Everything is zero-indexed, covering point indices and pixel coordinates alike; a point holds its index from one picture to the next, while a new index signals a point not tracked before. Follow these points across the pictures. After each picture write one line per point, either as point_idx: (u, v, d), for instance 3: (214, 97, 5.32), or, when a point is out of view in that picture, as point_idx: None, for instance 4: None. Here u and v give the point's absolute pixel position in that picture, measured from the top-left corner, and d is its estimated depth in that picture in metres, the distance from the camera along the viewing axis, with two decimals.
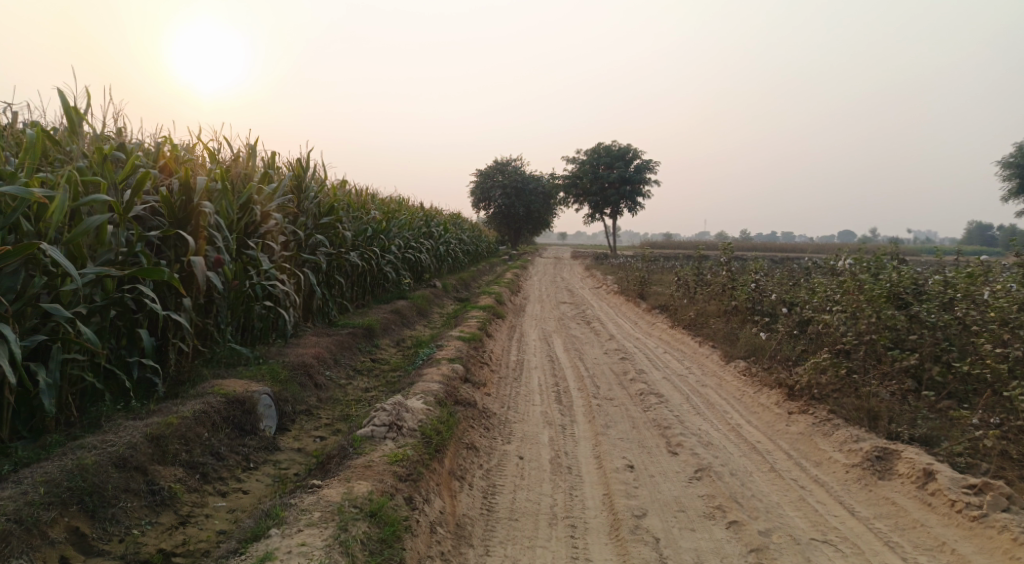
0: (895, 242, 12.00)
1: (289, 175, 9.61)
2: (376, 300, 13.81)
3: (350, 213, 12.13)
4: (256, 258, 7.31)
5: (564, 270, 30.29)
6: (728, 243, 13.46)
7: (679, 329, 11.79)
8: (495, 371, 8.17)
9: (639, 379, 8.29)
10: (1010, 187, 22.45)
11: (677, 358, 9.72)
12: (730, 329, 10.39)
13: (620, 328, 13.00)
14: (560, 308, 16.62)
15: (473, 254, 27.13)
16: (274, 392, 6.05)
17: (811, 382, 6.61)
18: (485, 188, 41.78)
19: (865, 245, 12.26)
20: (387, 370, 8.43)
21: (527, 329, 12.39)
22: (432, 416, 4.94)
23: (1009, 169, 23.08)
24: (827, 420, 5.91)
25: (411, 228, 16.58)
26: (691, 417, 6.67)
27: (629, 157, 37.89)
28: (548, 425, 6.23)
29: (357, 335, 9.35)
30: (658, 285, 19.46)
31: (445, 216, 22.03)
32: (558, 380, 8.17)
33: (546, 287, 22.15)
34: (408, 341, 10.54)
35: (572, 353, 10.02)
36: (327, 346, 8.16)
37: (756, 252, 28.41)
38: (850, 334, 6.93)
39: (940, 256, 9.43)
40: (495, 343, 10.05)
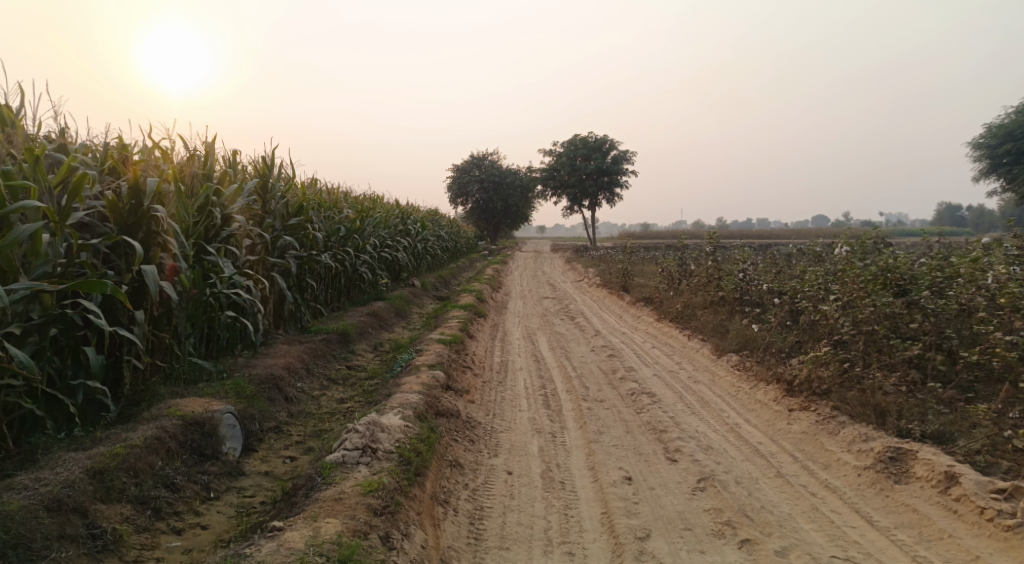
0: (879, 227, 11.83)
1: (254, 174, 9.07)
2: (352, 301, 13.30)
3: (321, 212, 11.60)
4: (216, 265, 6.80)
5: (544, 263, 29.88)
6: (712, 233, 13.20)
7: (666, 322, 11.48)
8: (478, 375, 7.75)
9: (629, 378, 7.94)
10: (982, 168, 22.53)
11: (666, 354, 9.39)
12: (719, 321, 10.10)
13: (606, 323, 12.66)
14: (542, 303, 16.25)
15: (452, 251, 26.64)
16: (239, 410, 5.56)
17: (811, 376, 6.30)
18: (462, 182, 41.20)
19: (850, 232, 12.07)
20: (364, 379, 7.97)
21: (510, 327, 11.98)
22: (411, 435, 4.51)
23: (978, 152, 23.23)
24: (831, 417, 5.61)
25: (387, 225, 16.06)
26: (688, 418, 6.32)
27: (606, 148, 37.62)
28: (537, 433, 5.85)
29: (331, 341, 8.86)
30: (640, 276, 19.19)
31: (421, 212, 21.50)
32: (545, 381, 7.78)
33: (527, 282, 21.77)
34: (385, 344, 10.07)
35: (558, 351, 9.65)
36: (299, 355, 7.66)
37: (734, 241, 28.36)
38: (848, 325, 6.64)
39: (928, 239, 9.25)
40: (477, 343, 9.63)
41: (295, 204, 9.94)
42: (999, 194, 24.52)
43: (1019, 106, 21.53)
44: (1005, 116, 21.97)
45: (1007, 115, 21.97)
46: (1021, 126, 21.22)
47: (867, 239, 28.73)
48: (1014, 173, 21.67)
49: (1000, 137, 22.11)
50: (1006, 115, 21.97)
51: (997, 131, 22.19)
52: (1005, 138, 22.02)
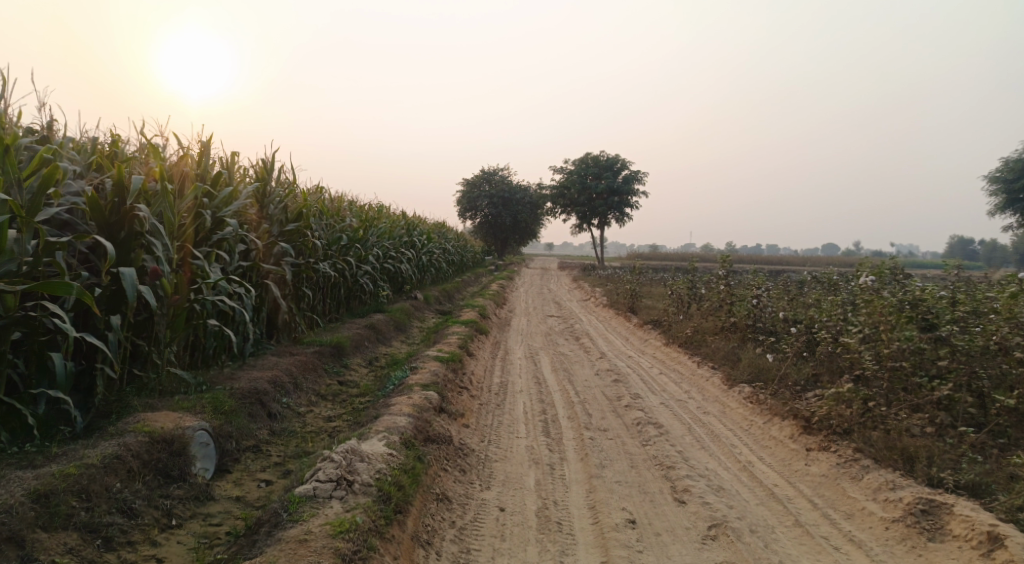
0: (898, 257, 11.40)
1: (253, 178, 8.82)
2: (351, 313, 12.95)
3: (323, 221, 11.29)
4: (203, 271, 6.49)
5: (551, 281, 29.48)
6: (724, 256, 12.80)
7: (674, 347, 11.05)
8: (475, 397, 7.35)
9: (635, 406, 7.51)
10: (997, 202, 22.06)
11: (674, 381, 8.96)
12: (730, 348, 9.67)
13: (612, 345, 12.23)
14: (547, 322, 15.85)
15: (458, 265, 26.33)
16: (214, 427, 5.18)
17: (831, 413, 5.87)
18: (471, 197, 41.01)
19: (869, 261, 11.63)
20: (355, 396, 7.57)
21: (512, 346, 11.58)
22: (393, 465, 4.12)
23: (994, 185, 22.77)
24: (853, 460, 5.16)
25: (392, 237, 15.76)
26: (697, 454, 5.89)
27: (617, 168, 37.37)
28: (533, 464, 5.44)
29: (323, 354, 8.48)
30: (648, 298, 18.76)
31: (428, 225, 21.21)
32: (546, 406, 7.37)
33: (532, 299, 21.36)
34: (381, 359, 9.69)
35: (560, 373, 9.23)
36: (288, 369, 7.28)
37: (743, 266, 27.92)
38: (871, 359, 6.21)
39: (951, 271, 8.81)
40: (477, 362, 9.23)
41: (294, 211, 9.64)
42: (1016, 228, 23.99)
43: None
44: (1023, 150, 21.54)
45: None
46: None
47: (879, 269, 28.21)
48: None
49: (1016, 171, 21.66)
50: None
51: (1014, 165, 21.73)
52: (1021, 173, 21.56)
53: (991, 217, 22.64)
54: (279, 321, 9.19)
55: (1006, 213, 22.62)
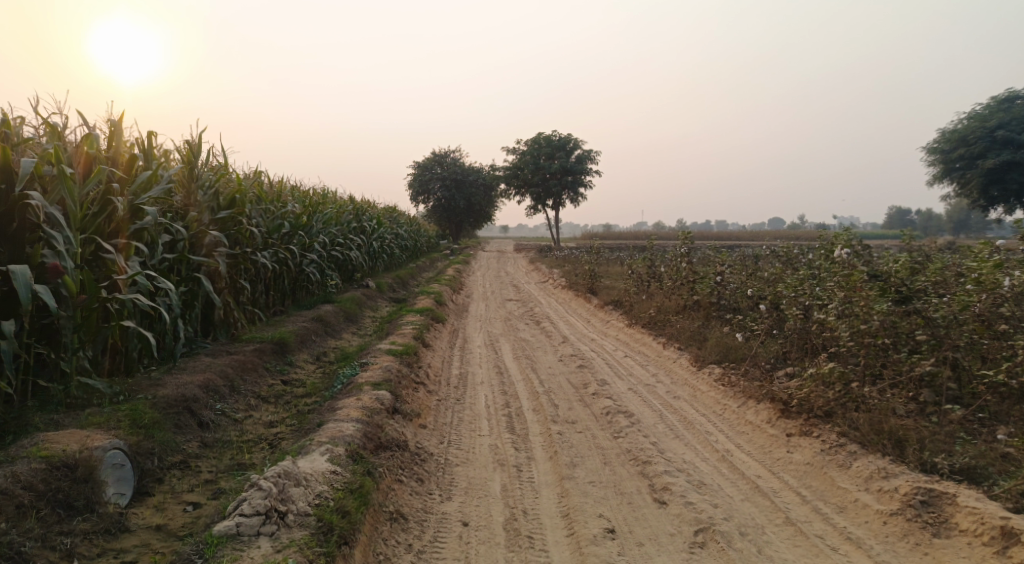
0: (854, 230, 11.34)
1: (178, 161, 7.95)
2: (297, 305, 12.15)
3: (261, 207, 10.45)
4: (117, 266, 5.71)
5: (507, 264, 29.02)
6: (684, 234, 12.53)
7: (637, 328, 10.73)
8: (432, 392, 6.81)
9: (602, 394, 7.10)
10: (934, 174, 22.62)
11: (640, 364, 8.61)
12: (695, 327, 9.38)
13: (573, 329, 11.84)
14: (505, 306, 15.36)
15: (411, 250, 25.56)
16: (131, 444, 4.49)
17: (809, 395, 5.57)
18: (423, 180, 39.98)
19: (828, 234, 11.52)
20: (300, 397, 6.93)
21: (470, 333, 11.05)
22: (336, 485, 3.56)
23: (932, 157, 23.36)
24: (839, 445, 4.87)
25: (338, 223, 14.92)
26: (672, 445, 5.51)
27: (570, 147, 37.00)
28: (498, 465, 4.95)
29: (264, 352, 7.77)
30: (606, 278, 18.47)
31: (378, 209, 20.34)
32: (509, 399, 6.88)
33: (489, 283, 20.81)
34: (330, 354, 9.03)
35: (522, 361, 8.76)
36: (222, 370, 6.58)
37: (696, 243, 28.05)
38: (847, 336, 5.95)
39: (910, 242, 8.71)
40: (433, 353, 8.68)
41: (226, 197, 8.81)
42: (953, 199, 24.75)
43: (971, 113, 21.66)
44: (958, 122, 22.10)
45: (960, 122, 22.11)
46: (974, 132, 21.31)
47: (826, 241, 28.76)
48: (966, 178, 21.76)
49: (952, 142, 22.23)
50: (959, 122, 22.11)
51: (950, 137, 22.25)
52: (956, 145, 22.14)
53: (929, 188, 23.23)
54: (214, 316, 8.40)
55: (943, 183, 23.26)
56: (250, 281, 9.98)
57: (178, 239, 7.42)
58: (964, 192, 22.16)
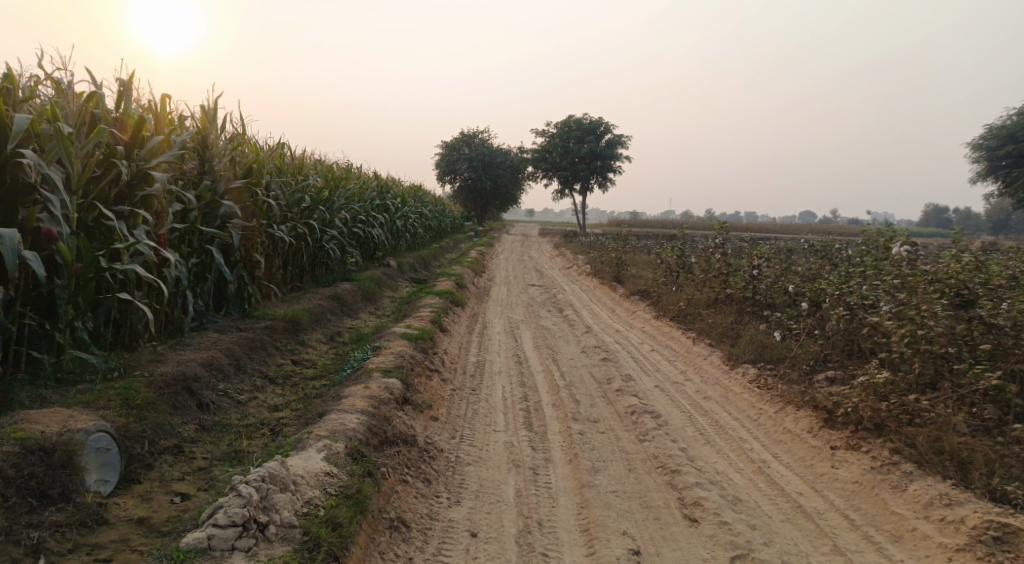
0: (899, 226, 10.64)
1: (192, 127, 7.65)
2: (315, 282, 11.87)
3: (280, 180, 10.12)
4: (118, 235, 5.42)
5: (531, 248, 28.57)
6: (720, 225, 11.91)
7: (665, 321, 10.22)
8: (446, 380, 6.45)
9: (627, 391, 6.65)
10: (980, 170, 21.46)
11: (667, 359, 8.14)
12: (728, 323, 8.85)
13: (597, 318, 11.37)
14: (527, 292, 14.93)
15: (435, 231, 25.23)
16: (119, 427, 4.19)
17: (858, 405, 5.07)
18: (450, 160, 39.56)
19: (871, 229, 10.78)
20: (309, 379, 6.61)
21: (490, 319, 10.66)
22: (328, 494, 3.25)
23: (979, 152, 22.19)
24: (891, 464, 4.37)
25: (361, 200, 14.59)
26: (703, 452, 5.06)
27: (600, 131, 36.19)
28: (512, 466, 4.56)
29: (275, 330, 7.47)
30: (633, 267, 17.90)
31: (403, 188, 19.99)
32: (528, 392, 6.48)
33: (512, 268, 20.38)
34: (344, 334, 8.72)
35: (543, 350, 8.35)
36: (228, 348, 6.27)
37: (724, 235, 27.24)
38: (901, 341, 5.41)
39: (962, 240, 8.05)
40: (451, 338, 8.31)
41: (241, 168, 8.50)
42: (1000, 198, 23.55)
43: (1023, 108, 20.47)
44: (1009, 117, 20.91)
45: (1011, 116, 20.92)
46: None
47: (860, 237, 27.72)
48: (1013, 177, 20.59)
49: (1001, 137, 21.02)
50: (1010, 117, 20.91)
51: (998, 133, 21.06)
52: (1005, 140, 20.94)
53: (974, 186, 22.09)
54: (226, 291, 8.13)
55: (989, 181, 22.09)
56: (266, 256, 9.70)
57: (188, 209, 7.12)
58: (1011, 192, 21.00)
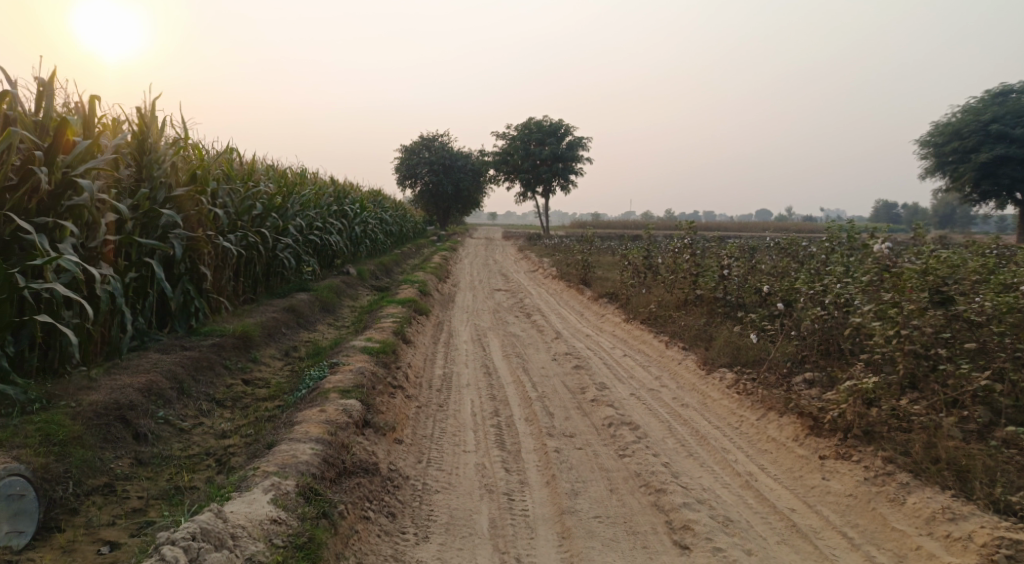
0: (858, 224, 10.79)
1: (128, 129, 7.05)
2: (269, 293, 11.27)
3: (228, 186, 9.53)
4: (40, 249, 4.85)
5: (495, 252, 28.23)
6: (687, 224, 11.76)
7: (636, 324, 9.99)
8: (411, 397, 6.04)
9: (602, 401, 6.35)
10: (927, 167, 22.03)
11: (641, 365, 7.88)
12: (700, 326, 8.65)
13: (566, 323, 11.07)
14: (493, 297, 14.56)
15: (397, 237, 24.68)
16: (36, 468, 3.65)
17: (844, 410, 4.87)
18: (410, 164, 38.92)
19: (835, 223, 10.72)
20: (261, 401, 6.10)
21: (456, 327, 10.26)
22: (274, 549, 2.84)
23: (925, 150, 22.81)
24: (886, 474, 4.21)
25: (317, 206, 14.01)
26: (687, 466, 4.77)
27: (561, 133, 36.13)
28: (485, 492, 4.19)
29: (225, 347, 6.92)
30: (600, 269, 17.72)
31: (362, 193, 19.40)
32: (498, 406, 6.12)
33: (477, 272, 19.99)
34: (301, 349, 8.21)
35: (513, 359, 8.00)
36: (170, 369, 5.73)
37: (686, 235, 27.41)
38: (885, 342, 5.24)
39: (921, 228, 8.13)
40: (415, 349, 7.88)
41: (184, 174, 7.91)
42: (947, 194, 24.27)
43: (965, 106, 21.11)
44: (953, 115, 21.51)
45: (955, 115, 21.53)
46: (967, 126, 20.73)
47: (815, 234, 28.21)
48: (958, 172, 21.16)
49: (947, 135, 21.60)
50: (954, 115, 21.52)
51: (943, 131, 21.64)
52: (951, 137, 21.52)
53: (922, 182, 22.67)
54: (170, 306, 7.54)
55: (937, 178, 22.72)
56: (215, 267, 9.10)
57: (124, 218, 6.53)
58: (957, 187, 21.60)
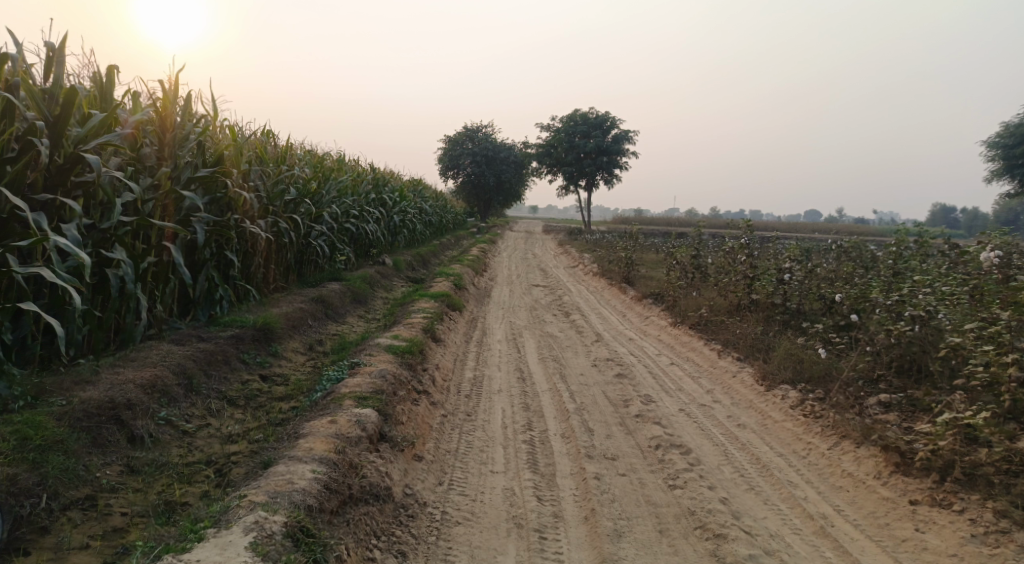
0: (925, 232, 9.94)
1: (151, 105, 6.72)
2: (301, 282, 10.91)
3: (259, 169, 9.16)
4: (34, 229, 4.46)
5: (535, 245, 27.60)
6: (743, 223, 10.89)
7: (684, 329, 9.25)
8: (436, 403, 5.51)
9: (648, 417, 5.70)
10: (993, 169, 20.37)
11: (691, 376, 7.17)
12: (757, 335, 7.86)
13: (608, 324, 10.39)
14: (531, 293, 13.96)
15: (436, 227, 24.32)
16: (2, 480, 3.25)
17: (939, 448, 4.13)
18: (452, 154, 38.54)
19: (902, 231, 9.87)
20: (276, 401, 5.67)
21: (491, 324, 9.71)
22: None
23: (992, 151, 21.15)
24: (1001, 532, 3.53)
25: (354, 193, 13.62)
26: (749, 504, 4.09)
27: (606, 126, 35.14)
28: (513, 526, 3.60)
29: (243, 339, 6.52)
30: (643, 267, 16.91)
31: (402, 182, 19.01)
32: (532, 418, 5.53)
33: (516, 266, 19.42)
34: (326, 342, 7.78)
35: (549, 363, 7.39)
36: (180, 364, 5.32)
37: (731, 234, 26.25)
38: (988, 366, 4.46)
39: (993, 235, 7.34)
40: (445, 348, 7.35)
41: (211, 154, 7.55)
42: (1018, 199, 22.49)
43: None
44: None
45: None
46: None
47: (867, 238, 26.62)
48: None
49: (1017, 136, 19.87)
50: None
51: (1015, 130, 19.98)
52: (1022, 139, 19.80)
53: (987, 186, 21.01)
54: (191, 294, 7.21)
55: (1004, 181, 21.02)
56: (243, 254, 8.76)
57: (140, 198, 6.19)
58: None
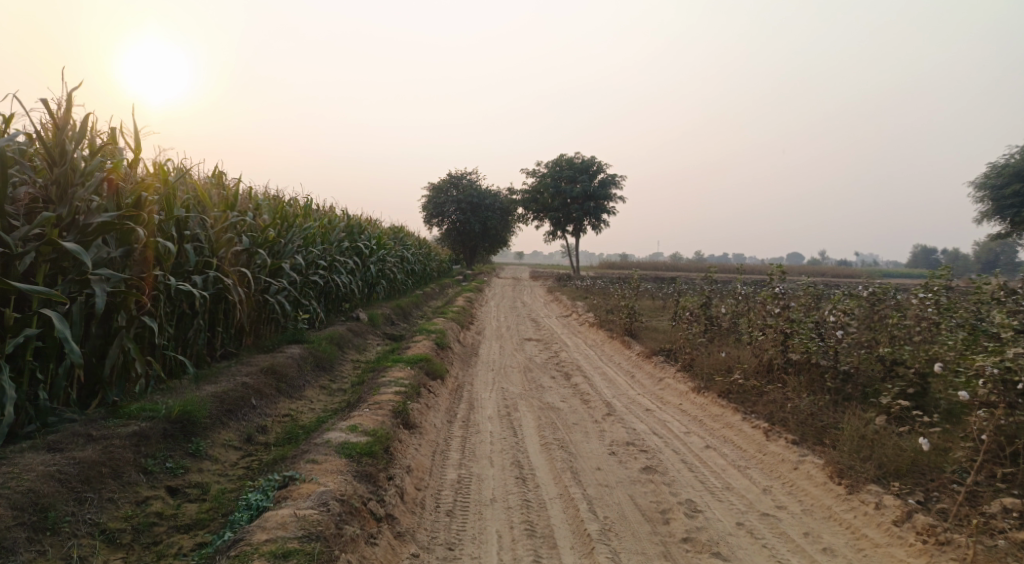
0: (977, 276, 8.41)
1: (34, 132, 5.31)
2: (255, 346, 9.27)
3: (198, 215, 7.69)
4: None
5: (524, 293, 26.27)
6: (776, 268, 9.11)
7: (710, 397, 7.75)
8: (407, 534, 3.93)
9: (700, 544, 4.12)
10: (982, 210, 19.42)
11: (737, 466, 5.62)
12: (809, 409, 6.35)
13: (616, 390, 8.84)
14: (523, 349, 12.42)
15: (420, 276, 22.87)
16: None
17: None
18: (437, 202, 37.39)
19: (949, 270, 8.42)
20: (181, 534, 4.05)
21: (479, 394, 8.13)
22: None
23: (980, 191, 20.37)
24: None
25: (323, 242, 12.12)
26: None
27: (593, 171, 34.31)
28: None
29: (149, 438, 4.86)
30: (643, 317, 15.47)
31: (381, 230, 17.61)
32: (540, 552, 3.91)
33: (505, 317, 17.93)
34: (273, 429, 6.17)
35: (555, 451, 5.79)
36: (33, 489, 3.72)
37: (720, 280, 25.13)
38: None
39: None
40: (422, 435, 5.77)
41: (126, 196, 6.08)
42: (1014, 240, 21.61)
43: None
44: (1013, 155, 19.05)
45: (1015, 155, 19.06)
46: None
47: (858, 282, 25.64)
48: (1023, 218, 18.50)
49: (1006, 177, 18.98)
50: (1014, 155, 19.06)
51: (1002, 172, 19.12)
52: (1012, 179, 18.92)
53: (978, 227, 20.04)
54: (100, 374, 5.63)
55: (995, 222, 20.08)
56: (175, 318, 7.16)
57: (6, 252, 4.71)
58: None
